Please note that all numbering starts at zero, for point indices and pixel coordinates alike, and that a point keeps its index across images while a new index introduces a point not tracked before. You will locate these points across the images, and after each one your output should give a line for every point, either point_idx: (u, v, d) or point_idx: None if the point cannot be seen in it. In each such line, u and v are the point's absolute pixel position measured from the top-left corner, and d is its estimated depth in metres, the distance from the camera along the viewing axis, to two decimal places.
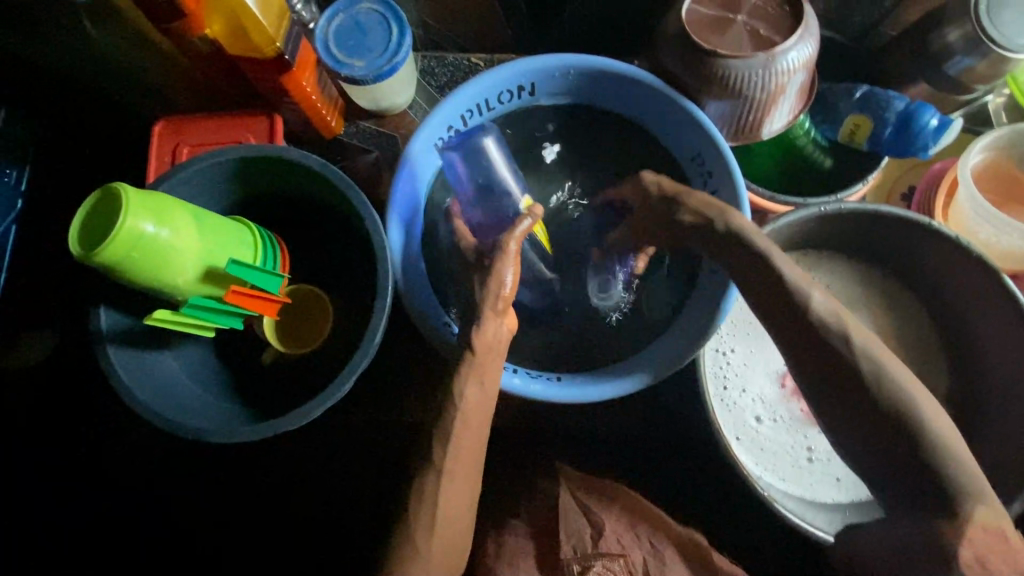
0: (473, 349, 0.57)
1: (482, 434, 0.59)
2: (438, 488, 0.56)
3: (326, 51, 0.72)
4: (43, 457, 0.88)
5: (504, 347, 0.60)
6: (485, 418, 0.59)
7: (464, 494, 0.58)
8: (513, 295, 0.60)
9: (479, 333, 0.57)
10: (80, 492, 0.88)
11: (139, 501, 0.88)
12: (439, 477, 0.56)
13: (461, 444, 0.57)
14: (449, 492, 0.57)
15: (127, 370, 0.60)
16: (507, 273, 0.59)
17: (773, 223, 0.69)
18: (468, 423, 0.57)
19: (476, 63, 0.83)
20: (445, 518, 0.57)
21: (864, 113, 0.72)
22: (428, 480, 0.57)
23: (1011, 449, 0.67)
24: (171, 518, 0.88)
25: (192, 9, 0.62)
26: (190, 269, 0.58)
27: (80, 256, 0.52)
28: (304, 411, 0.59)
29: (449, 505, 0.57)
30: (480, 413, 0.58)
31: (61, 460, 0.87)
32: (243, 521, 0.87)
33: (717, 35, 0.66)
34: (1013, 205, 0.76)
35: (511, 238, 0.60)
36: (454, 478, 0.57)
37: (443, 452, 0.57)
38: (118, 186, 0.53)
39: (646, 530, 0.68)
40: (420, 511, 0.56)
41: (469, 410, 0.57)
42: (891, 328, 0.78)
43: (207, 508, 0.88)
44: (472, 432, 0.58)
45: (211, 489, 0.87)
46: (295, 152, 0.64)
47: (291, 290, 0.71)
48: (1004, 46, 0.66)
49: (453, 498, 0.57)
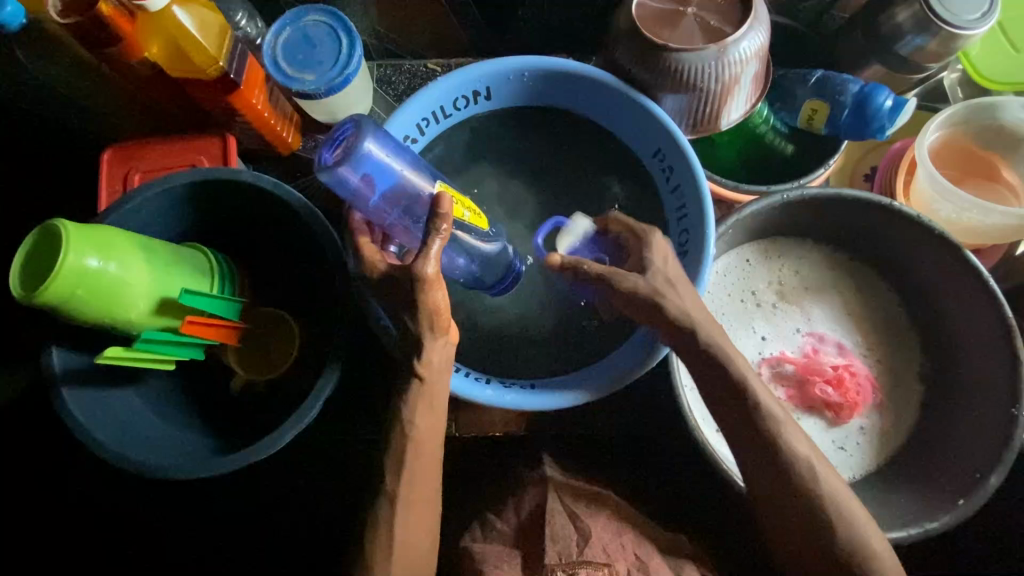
0: (419, 374, 0.58)
1: (437, 452, 0.61)
2: (393, 515, 0.59)
3: (274, 66, 0.70)
4: (38, 475, 0.87)
5: (450, 361, 0.60)
6: (440, 437, 0.61)
7: (422, 520, 0.60)
8: (450, 314, 0.57)
9: (424, 359, 0.57)
10: (76, 510, 0.88)
11: (136, 518, 0.88)
12: (393, 505, 0.59)
13: (419, 474, 0.60)
14: (410, 514, 0.59)
15: (84, 409, 0.58)
16: (439, 296, 0.55)
17: (737, 214, 0.68)
18: (422, 447, 0.59)
19: (433, 69, 0.82)
20: (405, 547, 0.59)
21: (820, 98, 0.72)
22: (383, 507, 0.59)
23: (985, 421, 0.67)
24: (167, 531, 0.88)
25: (127, 32, 0.60)
26: (142, 303, 0.56)
27: (21, 299, 0.50)
28: (274, 439, 0.57)
29: (412, 529, 0.60)
30: (434, 433, 0.60)
31: (42, 481, 0.87)
32: (239, 534, 0.88)
33: (668, 29, 0.65)
34: (968, 178, 0.78)
35: (429, 264, 0.53)
36: (417, 500, 0.60)
37: (396, 483, 0.59)
38: (58, 221, 0.51)
39: (632, 538, 0.66)
40: (383, 534, 0.59)
41: (422, 435, 0.59)
42: (861, 310, 0.79)
43: (192, 527, 0.88)
44: (426, 453, 0.60)
45: (207, 504, 0.87)
46: (247, 173, 0.63)
47: (252, 314, 0.69)
48: (953, 23, 0.66)
49: (413, 511, 0.59)
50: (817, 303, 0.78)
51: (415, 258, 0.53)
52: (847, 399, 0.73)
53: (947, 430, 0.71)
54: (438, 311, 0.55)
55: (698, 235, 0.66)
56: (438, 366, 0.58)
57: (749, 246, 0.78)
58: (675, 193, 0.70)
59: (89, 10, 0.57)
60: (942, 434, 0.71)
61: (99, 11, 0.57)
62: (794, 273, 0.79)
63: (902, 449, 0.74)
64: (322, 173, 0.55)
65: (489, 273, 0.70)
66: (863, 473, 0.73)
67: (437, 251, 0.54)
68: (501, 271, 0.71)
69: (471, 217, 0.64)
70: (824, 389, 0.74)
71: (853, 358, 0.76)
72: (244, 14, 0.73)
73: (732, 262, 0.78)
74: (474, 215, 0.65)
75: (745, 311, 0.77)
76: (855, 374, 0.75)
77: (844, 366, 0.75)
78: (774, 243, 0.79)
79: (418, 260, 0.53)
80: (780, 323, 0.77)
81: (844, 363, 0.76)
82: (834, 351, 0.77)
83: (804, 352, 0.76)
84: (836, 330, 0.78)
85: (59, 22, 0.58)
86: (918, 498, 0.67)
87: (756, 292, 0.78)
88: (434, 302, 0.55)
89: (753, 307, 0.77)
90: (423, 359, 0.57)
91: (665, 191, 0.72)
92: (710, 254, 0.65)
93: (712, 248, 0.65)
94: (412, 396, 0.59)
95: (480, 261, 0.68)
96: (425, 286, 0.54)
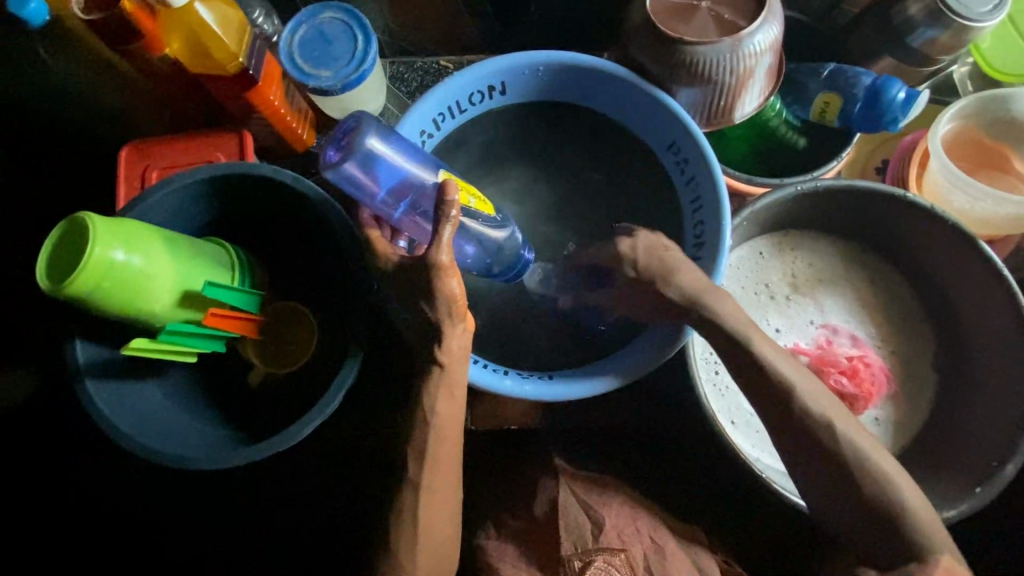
0: (440, 362, 0.58)
1: (458, 441, 0.62)
2: (415, 505, 0.59)
3: (291, 63, 0.71)
4: (57, 472, 0.88)
5: (468, 352, 0.60)
6: (459, 428, 0.62)
7: (443, 510, 0.61)
8: (465, 302, 0.58)
9: (445, 346, 0.57)
10: (94, 507, 0.88)
11: (153, 515, 0.88)
12: (416, 493, 0.59)
13: (440, 464, 0.60)
14: (432, 505, 0.60)
15: (109, 402, 0.58)
16: (453, 284, 0.56)
17: (752, 206, 0.68)
18: (442, 437, 0.60)
19: (445, 66, 0.83)
20: (428, 538, 0.60)
21: (832, 91, 0.73)
22: (406, 495, 0.59)
23: (1002, 409, 0.67)
24: (184, 527, 0.89)
25: (148, 27, 0.62)
26: (166, 295, 0.57)
27: (49, 291, 0.51)
28: (296, 431, 0.57)
29: (434, 520, 0.60)
30: (454, 421, 0.60)
31: (60, 478, 0.88)
32: (255, 531, 0.88)
33: (683, 23, 0.66)
34: (981, 169, 0.78)
35: (442, 252, 0.54)
36: (438, 491, 0.60)
37: (419, 469, 0.59)
38: (85, 214, 0.51)
39: (646, 522, 0.67)
40: (406, 524, 0.59)
41: (442, 426, 0.60)
42: (874, 302, 0.79)
43: (208, 523, 0.88)
44: (446, 443, 0.60)
45: (223, 500, 0.88)
46: (267, 167, 0.63)
47: (270, 307, 0.69)
48: (965, 16, 0.67)
49: (435, 501, 0.60)
50: (831, 295, 0.79)
51: (430, 247, 0.54)
52: (861, 389, 0.73)
53: (963, 419, 0.71)
54: (456, 298, 0.56)
55: (714, 227, 0.66)
56: (458, 355, 0.59)
57: (762, 239, 0.79)
58: (689, 185, 0.70)
59: (113, 7, 0.60)
60: (958, 424, 0.72)
61: (122, 8, 0.59)
62: (807, 266, 0.79)
63: (917, 439, 0.74)
64: (329, 173, 0.56)
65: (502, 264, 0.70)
66: None
67: (449, 237, 0.54)
68: (507, 259, 0.70)
69: (477, 203, 0.64)
70: (839, 380, 0.73)
71: (867, 349, 0.77)
72: (260, 12, 0.74)
73: (745, 255, 0.78)
74: (481, 202, 0.65)
75: (758, 303, 0.77)
76: (870, 364, 0.75)
77: (859, 357, 0.75)
78: (787, 235, 0.79)
79: (432, 249, 0.54)
80: (793, 315, 0.77)
81: (859, 354, 0.76)
82: (848, 343, 0.77)
83: (819, 343, 0.77)
84: (849, 322, 0.78)
85: (83, 18, 0.61)
86: (934, 487, 0.68)
87: (769, 285, 0.78)
88: (451, 290, 0.56)
89: (766, 299, 0.77)
90: (444, 346, 0.58)
91: (679, 184, 0.72)
92: (725, 246, 0.65)
93: (728, 239, 0.65)
94: (433, 388, 0.59)
95: (489, 248, 0.68)
96: (442, 272, 0.55)
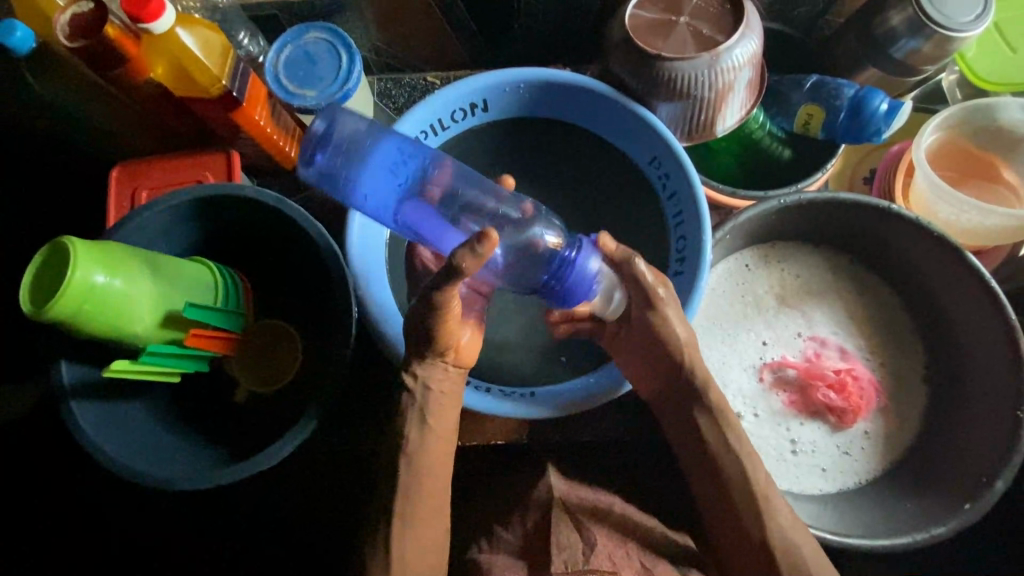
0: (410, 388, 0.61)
1: (445, 468, 0.63)
2: (390, 528, 0.60)
3: (276, 83, 0.72)
4: (63, 483, 0.91)
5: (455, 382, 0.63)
6: (448, 453, 0.64)
7: (422, 530, 0.61)
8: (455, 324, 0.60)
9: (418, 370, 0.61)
10: (100, 517, 0.91)
11: (155, 522, 0.91)
12: (388, 516, 0.60)
13: (415, 487, 0.61)
14: (410, 529, 0.60)
15: (94, 425, 0.59)
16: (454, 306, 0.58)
17: (734, 220, 0.68)
18: (419, 464, 0.61)
19: (432, 82, 0.83)
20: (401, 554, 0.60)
21: (816, 103, 0.72)
22: (386, 517, 0.60)
23: (992, 423, 0.66)
24: (187, 535, 0.91)
25: (133, 54, 0.63)
26: (148, 317, 0.57)
27: (30, 314, 0.52)
28: (276, 450, 0.58)
29: (409, 545, 0.60)
30: (431, 452, 0.61)
31: (67, 488, 0.91)
32: (256, 535, 0.91)
33: (661, 39, 0.66)
34: (971, 179, 0.78)
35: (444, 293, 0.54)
36: (413, 517, 0.61)
37: (392, 493, 0.60)
38: (66, 238, 0.52)
39: (634, 548, 0.65)
40: (381, 548, 0.60)
41: (412, 452, 0.61)
42: (864, 314, 0.78)
43: (211, 530, 0.91)
44: (428, 470, 0.61)
45: (222, 508, 0.90)
46: (249, 189, 0.64)
47: (261, 324, 0.71)
48: (945, 26, 0.66)
49: (411, 523, 0.60)
50: (818, 306, 0.78)
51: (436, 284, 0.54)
52: (850, 402, 0.73)
53: (951, 430, 0.71)
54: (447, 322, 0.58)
55: (694, 241, 0.66)
56: (430, 384, 0.62)
57: (748, 251, 0.78)
58: (671, 200, 0.71)
59: (97, 34, 0.60)
60: (945, 434, 0.72)
61: (106, 34, 0.60)
62: (795, 277, 0.79)
63: (905, 453, 0.73)
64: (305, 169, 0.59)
65: (540, 271, 0.60)
66: (866, 477, 0.73)
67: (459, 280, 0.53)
68: (542, 263, 0.60)
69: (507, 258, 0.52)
70: (826, 394, 0.73)
71: (855, 362, 0.76)
72: (245, 33, 0.75)
73: (731, 267, 0.78)
74: None
75: (746, 316, 0.77)
76: (858, 378, 0.75)
77: (846, 371, 0.75)
78: (774, 247, 0.79)
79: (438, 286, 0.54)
80: (781, 327, 0.77)
81: (846, 367, 0.75)
82: (836, 356, 0.76)
83: (806, 356, 0.76)
84: (837, 334, 0.77)
85: (67, 46, 0.61)
86: (923, 504, 0.67)
87: (756, 297, 0.77)
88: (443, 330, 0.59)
89: (753, 312, 0.77)
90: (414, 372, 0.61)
91: (660, 198, 0.72)
92: (706, 260, 0.65)
93: (707, 252, 0.65)
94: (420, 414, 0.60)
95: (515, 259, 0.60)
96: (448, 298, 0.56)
